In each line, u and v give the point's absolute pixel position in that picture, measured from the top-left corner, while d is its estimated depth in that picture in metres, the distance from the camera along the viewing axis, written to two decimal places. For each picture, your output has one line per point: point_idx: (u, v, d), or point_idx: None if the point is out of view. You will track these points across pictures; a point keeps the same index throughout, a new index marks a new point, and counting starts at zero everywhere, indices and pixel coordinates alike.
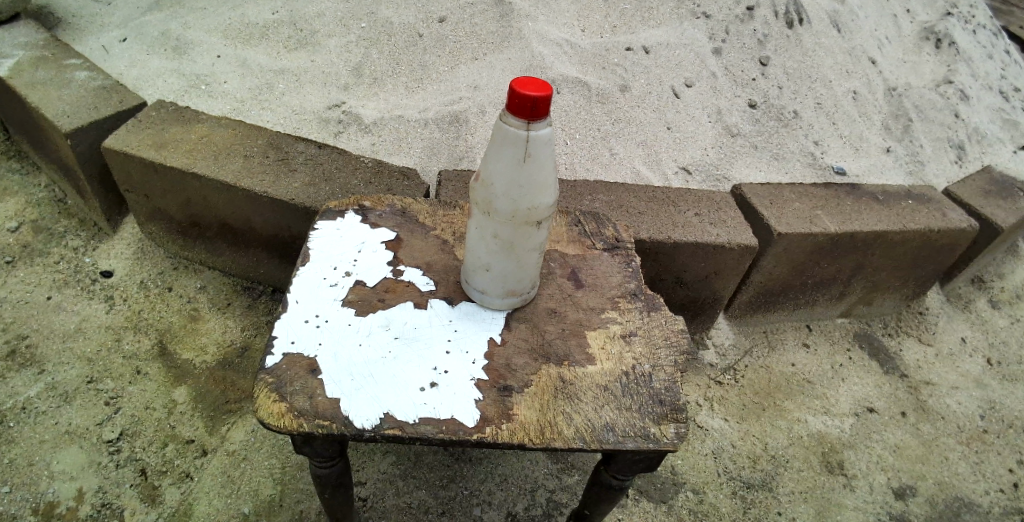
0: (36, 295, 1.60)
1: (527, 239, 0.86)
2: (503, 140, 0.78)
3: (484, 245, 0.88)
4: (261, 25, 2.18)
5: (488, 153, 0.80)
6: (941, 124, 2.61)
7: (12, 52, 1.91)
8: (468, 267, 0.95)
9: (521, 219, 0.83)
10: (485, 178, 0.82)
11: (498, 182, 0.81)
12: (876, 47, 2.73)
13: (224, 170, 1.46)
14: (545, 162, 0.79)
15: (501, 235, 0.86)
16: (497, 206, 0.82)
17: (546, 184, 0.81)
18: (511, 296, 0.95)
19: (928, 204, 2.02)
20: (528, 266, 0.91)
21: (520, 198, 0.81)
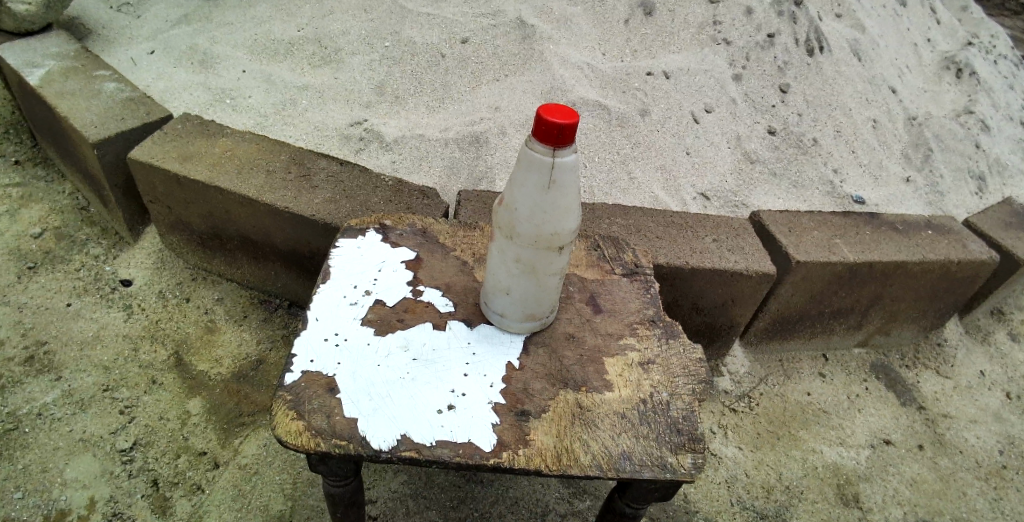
0: (57, 301, 1.62)
1: (549, 262, 0.86)
2: (529, 166, 0.78)
3: (505, 268, 0.88)
4: (287, 42, 2.22)
5: (512, 178, 0.81)
6: (961, 155, 2.59)
7: (44, 62, 1.96)
8: (487, 288, 0.95)
9: (544, 243, 0.83)
10: (509, 201, 0.82)
11: (521, 206, 0.81)
12: (896, 76, 2.73)
13: (247, 184, 1.48)
14: (569, 188, 0.79)
15: (523, 259, 0.86)
16: (520, 229, 0.83)
17: (569, 210, 0.81)
18: (530, 318, 0.95)
19: (949, 235, 1.99)
20: (548, 289, 0.91)
21: (543, 222, 0.81)
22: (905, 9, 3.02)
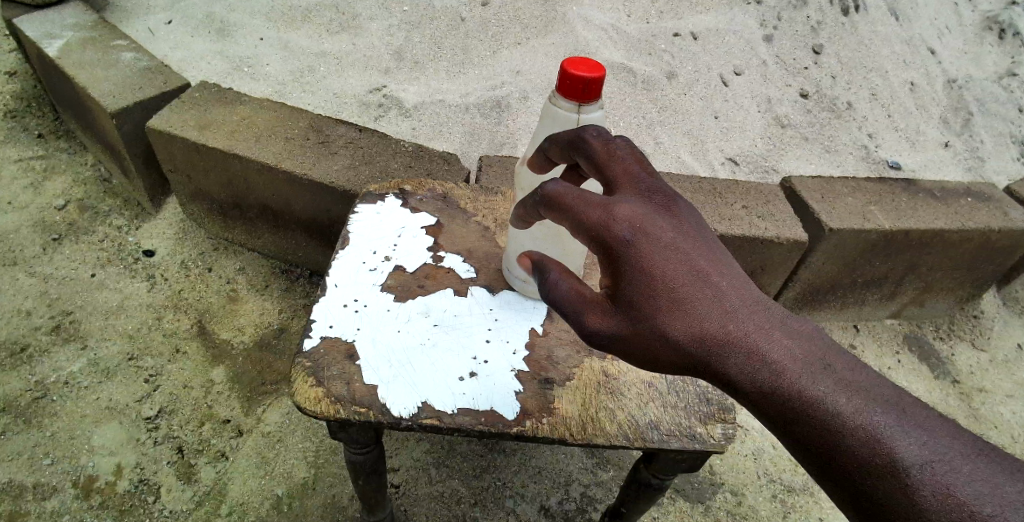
0: (81, 272, 1.64)
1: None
2: (553, 123, 0.76)
3: (529, 232, 0.86)
4: (304, 8, 2.18)
5: (536, 137, 0.78)
6: (1003, 119, 2.47)
7: (62, 33, 1.95)
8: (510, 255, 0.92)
9: None
10: (533, 161, 0.79)
11: (545, 165, 0.78)
12: (936, 37, 2.59)
13: (265, 151, 1.46)
14: None
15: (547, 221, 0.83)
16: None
17: None
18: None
19: (989, 203, 1.91)
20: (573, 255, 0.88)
21: (568, 181, 0.78)
22: None
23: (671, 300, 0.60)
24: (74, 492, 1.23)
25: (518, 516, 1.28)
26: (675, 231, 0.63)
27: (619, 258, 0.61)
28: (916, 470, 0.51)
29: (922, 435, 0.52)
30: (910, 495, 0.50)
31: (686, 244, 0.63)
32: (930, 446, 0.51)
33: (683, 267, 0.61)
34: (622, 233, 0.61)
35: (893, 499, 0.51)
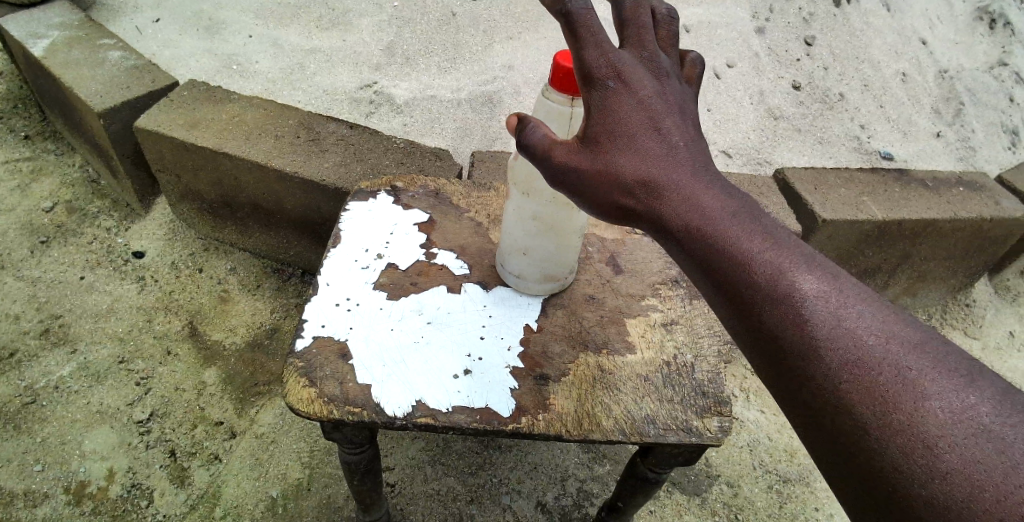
0: (70, 275, 1.62)
1: (568, 221, 0.82)
2: (547, 117, 0.74)
3: (522, 228, 0.85)
4: (293, 5, 2.15)
5: None
6: (994, 109, 2.50)
7: (48, 33, 1.92)
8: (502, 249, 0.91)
9: (563, 199, 0.79)
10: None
11: None
12: (926, 27, 2.60)
13: (255, 149, 1.44)
14: None
15: (541, 217, 0.82)
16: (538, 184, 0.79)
17: None
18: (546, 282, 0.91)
19: (981, 192, 1.93)
20: (567, 249, 0.87)
21: None
22: None
23: (629, 147, 0.61)
24: (66, 498, 1.22)
25: (515, 512, 1.27)
26: (659, 93, 0.64)
27: (598, 100, 0.62)
28: (815, 308, 0.53)
29: (827, 280, 0.54)
30: (802, 327, 0.53)
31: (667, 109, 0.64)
32: (834, 290, 0.53)
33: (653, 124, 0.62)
34: (606, 80, 0.62)
35: (785, 328, 0.53)
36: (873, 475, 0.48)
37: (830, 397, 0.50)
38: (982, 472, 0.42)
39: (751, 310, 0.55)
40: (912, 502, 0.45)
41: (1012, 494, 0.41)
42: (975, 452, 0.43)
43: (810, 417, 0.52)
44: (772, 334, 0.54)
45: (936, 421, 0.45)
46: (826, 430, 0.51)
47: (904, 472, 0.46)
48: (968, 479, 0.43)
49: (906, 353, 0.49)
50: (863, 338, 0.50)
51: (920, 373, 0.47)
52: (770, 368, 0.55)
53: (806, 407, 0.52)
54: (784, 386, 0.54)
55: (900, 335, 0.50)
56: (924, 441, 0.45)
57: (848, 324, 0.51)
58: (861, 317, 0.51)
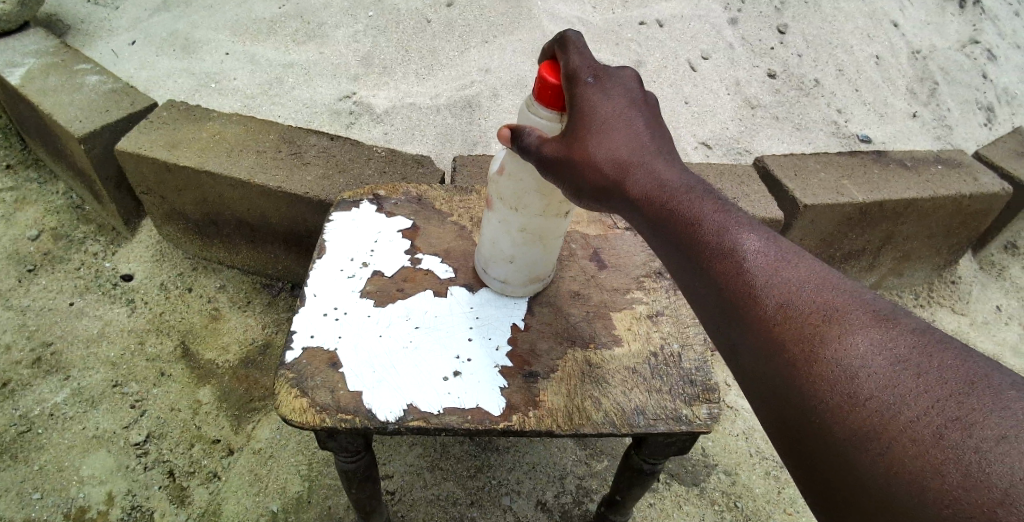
0: (59, 301, 1.61)
1: (556, 229, 0.85)
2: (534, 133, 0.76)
3: (509, 239, 0.86)
4: (267, 20, 2.16)
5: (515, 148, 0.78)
6: (967, 86, 2.57)
7: (24, 60, 1.93)
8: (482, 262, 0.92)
9: (552, 211, 0.82)
10: (513, 171, 0.79)
11: (527, 175, 0.78)
12: (897, 10, 2.65)
13: (237, 166, 1.44)
14: None
15: (529, 229, 0.84)
16: (528, 199, 0.81)
17: None
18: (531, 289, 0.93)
19: (959, 169, 1.96)
20: (551, 256, 0.90)
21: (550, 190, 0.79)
22: None
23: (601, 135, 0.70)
24: None
25: (515, 512, 1.29)
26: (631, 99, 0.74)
27: (580, 95, 0.71)
28: (755, 263, 0.59)
29: (768, 242, 0.61)
30: (744, 279, 0.59)
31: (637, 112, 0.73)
32: (773, 251, 0.60)
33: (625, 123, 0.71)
34: (586, 77, 0.72)
35: (728, 283, 0.60)
36: (801, 409, 0.53)
37: (768, 340, 0.56)
38: (894, 395, 0.47)
39: (700, 268, 0.62)
40: (834, 428, 0.50)
41: (919, 413, 0.45)
42: (889, 380, 0.48)
43: (752, 363, 0.58)
44: (718, 287, 0.61)
45: (855, 353, 0.50)
46: (763, 374, 0.57)
47: (826, 402, 0.50)
48: (881, 402, 0.47)
49: (837, 306, 0.54)
50: (798, 287, 0.57)
51: (844, 314, 0.53)
52: (717, 323, 0.62)
53: (748, 353, 0.58)
54: (729, 336, 0.60)
55: (831, 287, 0.56)
56: (845, 371, 0.50)
57: (783, 277, 0.58)
58: (798, 270, 0.58)
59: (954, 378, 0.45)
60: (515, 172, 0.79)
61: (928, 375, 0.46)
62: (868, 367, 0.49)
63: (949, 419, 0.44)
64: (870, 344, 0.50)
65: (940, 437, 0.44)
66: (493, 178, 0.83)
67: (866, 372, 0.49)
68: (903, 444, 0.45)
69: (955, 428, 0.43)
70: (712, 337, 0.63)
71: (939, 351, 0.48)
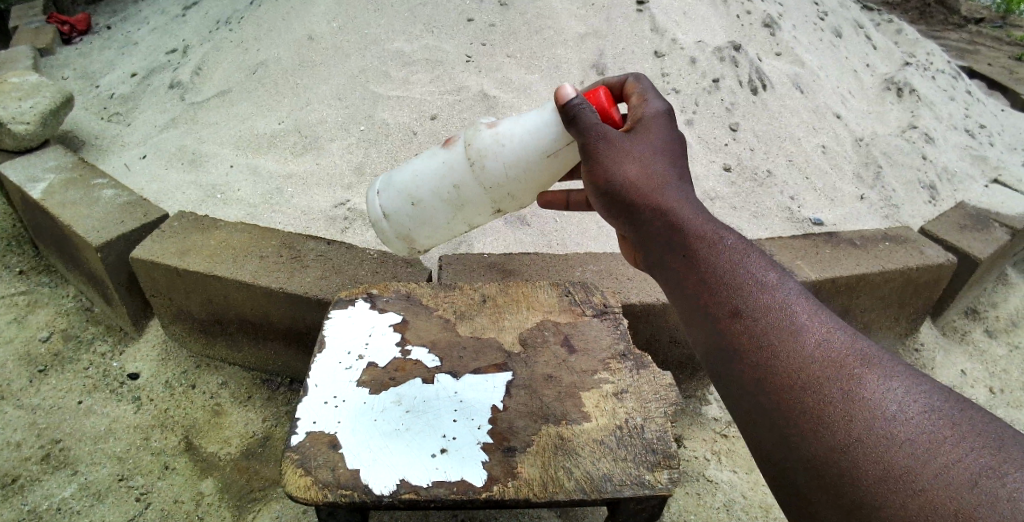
0: (68, 400, 1.70)
1: (474, 205, 1.16)
2: (538, 137, 1.06)
3: (449, 181, 1.16)
4: (269, 135, 2.39)
5: (520, 131, 1.08)
6: (910, 168, 2.83)
7: (45, 176, 2.12)
8: (413, 187, 1.19)
9: (484, 188, 1.13)
10: (501, 139, 1.09)
11: (503, 157, 1.09)
12: (838, 104, 2.96)
13: (242, 270, 1.59)
14: (538, 173, 1.10)
15: (463, 187, 1.15)
16: (490, 166, 1.10)
17: (518, 189, 1.12)
18: (411, 234, 1.25)
19: (905, 244, 2.15)
20: (456, 225, 1.22)
21: (502, 180, 1.11)
22: (843, 43, 3.56)
23: (650, 153, 0.88)
24: None
25: None
26: (675, 147, 0.91)
27: (645, 119, 0.94)
28: (793, 300, 0.71)
29: (800, 288, 0.73)
30: (784, 312, 0.70)
31: (680, 161, 0.89)
32: (808, 301, 0.71)
33: (671, 166, 0.87)
34: (650, 111, 0.95)
35: (769, 314, 0.70)
36: (829, 437, 0.61)
37: (809, 372, 0.65)
38: (925, 438, 0.57)
39: (739, 290, 0.72)
40: (864, 458, 0.58)
41: (954, 462, 0.55)
42: (925, 430, 0.57)
43: (778, 384, 0.66)
44: (756, 311, 0.70)
45: (891, 398, 0.60)
46: (791, 400, 0.65)
47: (864, 437, 0.59)
48: (916, 443, 0.57)
49: (874, 357, 0.64)
50: (835, 332, 0.67)
51: (879, 365, 0.64)
52: (751, 344, 0.69)
53: (776, 381, 0.66)
54: (761, 357, 0.68)
55: (862, 340, 0.67)
56: (880, 410, 0.60)
57: (820, 322, 0.69)
58: (834, 321, 0.69)
59: (985, 438, 0.56)
60: (500, 141, 1.09)
61: (957, 428, 0.57)
62: (902, 412, 0.59)
63: (978, 464, 0.54)
64: (905, 392, 0.61)
65: (975, 485, 0.53)
66: (478, 133, 1.12)
67: (902, 414, 0.59)
68: (931, 479, 0.54)
69: (990, 479, 0.53)
70: (739, 352, 0.70)
71: (965, 415, 0.58)
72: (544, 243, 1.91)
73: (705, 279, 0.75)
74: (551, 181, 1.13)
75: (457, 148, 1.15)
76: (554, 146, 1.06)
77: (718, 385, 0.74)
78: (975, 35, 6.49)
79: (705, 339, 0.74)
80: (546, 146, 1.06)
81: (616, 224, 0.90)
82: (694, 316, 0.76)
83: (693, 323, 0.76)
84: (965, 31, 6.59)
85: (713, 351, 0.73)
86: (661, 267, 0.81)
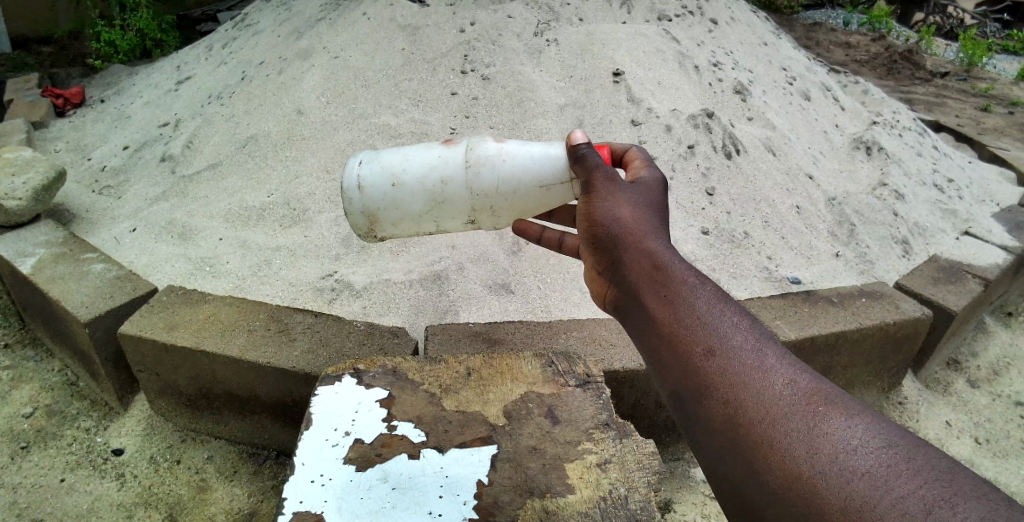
0: (50, 478, 1.68)
1: (452, 205, 1.29)
2: (539, 166, 1.23)
3: (438, 178, 1.27)
4: (258, 208, 2.45)
5: (524, 154, 1.24)
6: (883, 224, 2.94)
7: (35, 251, 2.16)
8: (401, 168, 1.30)
9: (468, 193, 1.27)
10: (504, 157, 1.24)
11: (500, 171, 1.24)
12: (810, 165, 3.10)
13: (230, 345, 1.61)
14: (523, 197, 1.26)
15: (448, 187, 1.27)
16: (485, 174, 1.25)
17: (499, 205, 1.27)
18: (379, 214, 1.33)
19: (881, 299, 2.22)
20: (426, 222, 1.33)
21: (491, 192, 1.26)
22: (812, 106, 3.76)
23: (645, 207, 1.01)
24: None
25: None
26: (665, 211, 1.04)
27: (643, 180, 1.07)
28: (764, 345, 0.82)
29: (769, 337, 0.85)
30: (754, 355, 0.81)
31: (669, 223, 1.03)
32: (776, 348, 0.83)
33: (661, 224, 1.00)
34: (650, 176, 1.09)
35: (741, 355, 0.81)
36: (795, 469, 0.70)
37: (776, 406, 0.75)
38: (882, 470, 0.65)
39: (716, 329, 0.84)
40: (824, 486, 0.67)
41: (908, 492, 0.63)
42: (882, 463, 0.66)
43: (748, 415, 0.76)
44: (730, 349, 0.82)
45: (850, 435, 0.70)
46: (759, 435, 0.74)
47: (824, 466, 0.68)
48: (874, 474, 0.66)
49: (834, 400, 0.75)
50: (800, 376, 0.78)
51: (840, 406, 0.74)
52: (725, 379, 0.80)
53: (745, 417, 0.76)
54: (734, 390, 0.78)
55: (823, 385, 0.78)
56: (839, 443, 0.70)
57: (787, 367, 0.80)
58: (799, 366, 0.80)
59: (935, 471, 0.64)
60: (502, 156, 1.24)
61: (912, 463, 0.65)
62: (860, 447, 0.69)
63: (930, 494, 0.62)
64: (863, 431, 0.70)
65: (928, 513, 0.60)
66: (483, 142, 1.27)
67: (860, 450, 0.68)
68: (888, 506, 0.62)
69: (942, 507, 0.60)
70: (715, 386, 0.80)
71: (918, 451, 0.67)
72: (530, 310, 1.96)
73: (687, 319, 0.86)
74: (528, 209, 1.29)
75: (457, 148, 1.28)
76: (550, 180, 1.24)
77: (692, 424, 0.83)
78: (940, 90, 6.82)
79: (681, 379, 0.84)
80: (544, 178, 1.24)
81: (601, 265, 1.02)
82: (671, 357, 0.86)
83: (670, 364, 0.86)
84: (930, 86, 6.95)
85: (688, 388, 0.83)
86: (641, 310, 0.92)
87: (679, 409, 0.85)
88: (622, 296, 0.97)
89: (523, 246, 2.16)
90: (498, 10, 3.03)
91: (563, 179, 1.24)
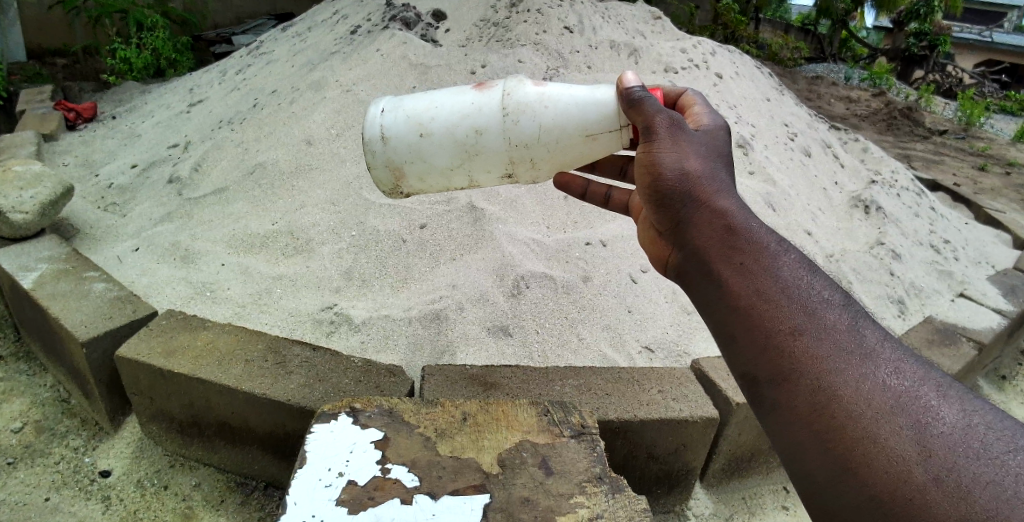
0: (35, 496, 1.67)
1: (485, 157, 1.31)
2: (586, 112, 1.26)
3: (473, 125, 1.29)
4: (262, 235, 2.47)
5: (568, 100, 1.26)
6: (879, 283, 2.97)
7: (37, 266, 2.17)
8: (431, 117, 1.33)
9: (505, 143, 1.29)
10: (549, 103, 1.26)
11: (543, 119, 1.26)
12: (808, 223, 3.15)
13: (227, 374, 1.61)
14: (565, 146, 1.29)
15: (483, 137, 1.29)
16: (524, 122, 1.27)
17: (541, 155, 1.30)
18: (405, 168, 1.37)
19: None
20: (456, 175, 1.36)
21: (531, 142, 1.28)
22: (812, 161, 3.84)
23: (715, 167, 0.98)
24: None
25: None
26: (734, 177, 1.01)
27: (710, 136, 1.06)
28: (852, 323, 0.78)
29: (856, 312, 0.80)
30: (842, 331, 0.77)
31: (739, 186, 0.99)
32: (868, 326, 0.79)
33: (732, 187, 0.97)
34: (718, 134, 1.07)
35: (832, 333, 0.77)
36: (902, 472, 0.66)
37: (876, 395, 0.71)
38: (1012, 484, 0.62)
39: (799, 301, 0.80)
40: (938, 490, 0.64)
41: None
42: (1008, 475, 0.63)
43: (841, 401, 0.72)
44: (815, 322, 0.78)
45: (966, 437, 0.67)
46: (857, 428, 0.70)
47: (940, 470, 0.65)
48: (1000, 484, 0.62)
49: (941, 395, 0.71)
50: (899, 362, 0.75)
51: (952, 402, 0.71)
52: (811, 358, 0.76)
53: (840, 406, 0.72)
54: (825, 373, 0.74)
55: (925, 374, 0.74)
56: (959, 445, 0.66)
57: (883, 350, 0.76)
58: (897, 350, 0.76)
59: None
60: (543, 102, 1.26)
61: None
62: (984, 453, 0.65)
63: None
64: (983, 435, 0.67)
65: None
66: (522, 87, 1.29)
67: (984, 456, 0.65)
68: None
69: None
70: (802, 366, 0.76)
71: None
72: (526, 355, 1.97)
73: (770, 288, 0.81)
74: (569, 160, 1.32)
75: (493, 94, 1.30)
76: (597, 130, 1.27)
77: (767, 409, 0.80)
78: (940, 148, 6.94)
79: (758, 360, 0.80)
80: (588, 126, 1.26)
81: (665, 228, 0.98)
82: (747, 336, 0.82)
83: (745, 344, 0.82)
84: (930, 142, 7.08)
85: (764, 368, 0.80)
86: (711, 278, 0.88)
87: (751, 384, 0.82)
88: (688, 263, 0.93)
89: (523, 288, 2.16)
90: (509, 54, 3.12)
91: (611, 128, 1.26)
